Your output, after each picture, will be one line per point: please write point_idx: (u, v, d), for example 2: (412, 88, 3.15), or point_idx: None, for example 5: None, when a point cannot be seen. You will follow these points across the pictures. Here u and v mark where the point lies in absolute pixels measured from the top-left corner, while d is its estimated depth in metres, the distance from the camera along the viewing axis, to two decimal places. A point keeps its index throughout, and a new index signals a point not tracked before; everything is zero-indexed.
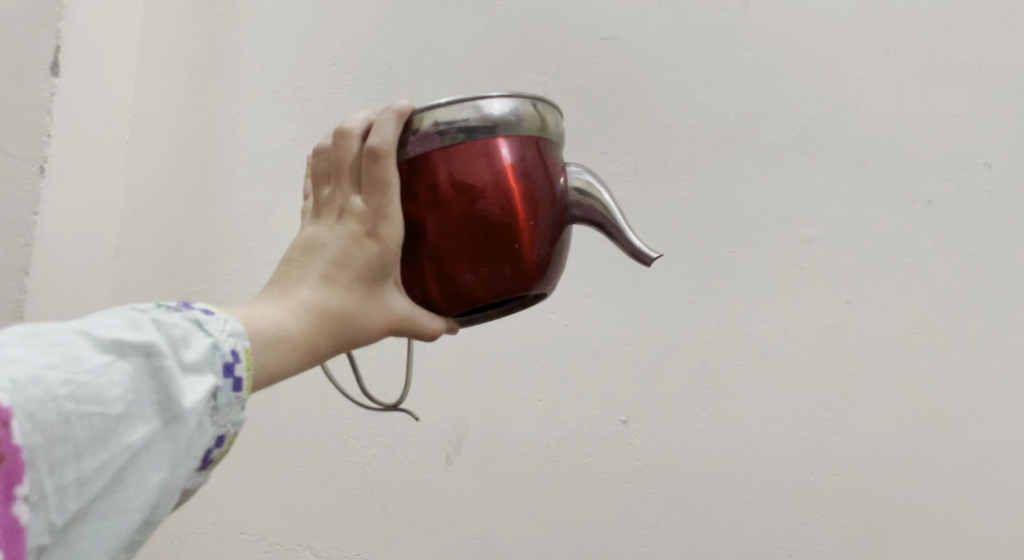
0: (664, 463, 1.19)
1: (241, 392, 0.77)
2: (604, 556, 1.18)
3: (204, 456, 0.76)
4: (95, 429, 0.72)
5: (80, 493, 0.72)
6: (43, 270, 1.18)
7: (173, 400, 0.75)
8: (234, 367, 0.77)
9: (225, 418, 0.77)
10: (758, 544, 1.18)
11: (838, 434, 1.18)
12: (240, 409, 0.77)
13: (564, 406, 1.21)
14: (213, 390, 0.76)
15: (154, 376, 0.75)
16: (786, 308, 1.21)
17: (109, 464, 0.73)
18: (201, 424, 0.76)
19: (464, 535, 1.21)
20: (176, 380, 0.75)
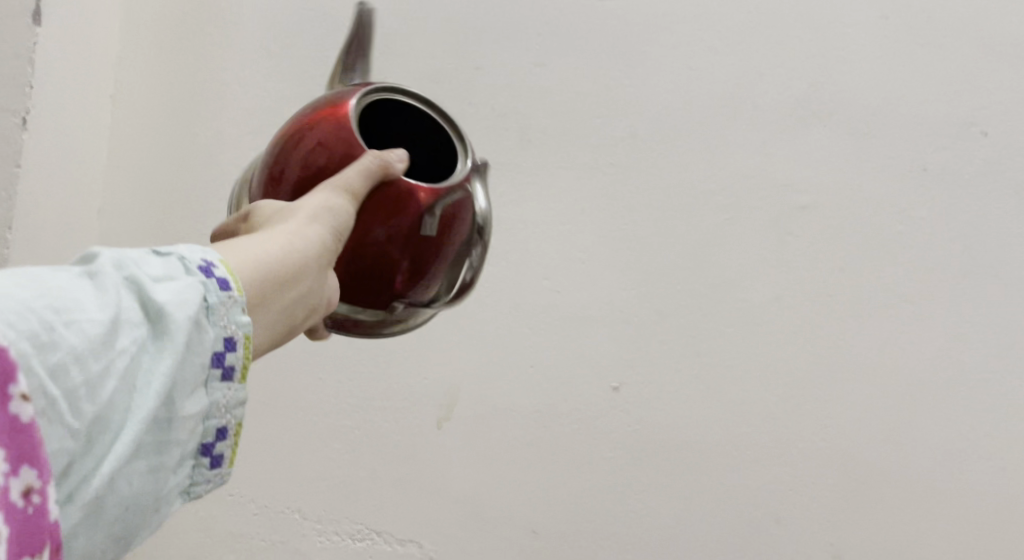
0: (654, 430, 1.19)
1: (233, 290, 0.69)
2: (592, 521, 1.19)
3: (216, 358, 0.68)
4: (86, 336, 0.63)
5: (89, 408, 0.62)
6: (25, 226, 1.16)
7: (156, 307, 0.65)
8: (213, 269, 0.69)
9: (225, 319, 0.68)
10: (747, 511, 1.18)
11: (828, 402, 1.18)
12: (239, 305, 0.69)
13: (554, 372, 1.20)
14: (201, 290, 0.67)
15: (131, 286, 0.66)
16: (778, 277, 1.20)
17: (110, 373, 0.63)
18: (201, 329, 0.67)
19: (452, 499, 1.20)
20: (151, 288, 0.66)
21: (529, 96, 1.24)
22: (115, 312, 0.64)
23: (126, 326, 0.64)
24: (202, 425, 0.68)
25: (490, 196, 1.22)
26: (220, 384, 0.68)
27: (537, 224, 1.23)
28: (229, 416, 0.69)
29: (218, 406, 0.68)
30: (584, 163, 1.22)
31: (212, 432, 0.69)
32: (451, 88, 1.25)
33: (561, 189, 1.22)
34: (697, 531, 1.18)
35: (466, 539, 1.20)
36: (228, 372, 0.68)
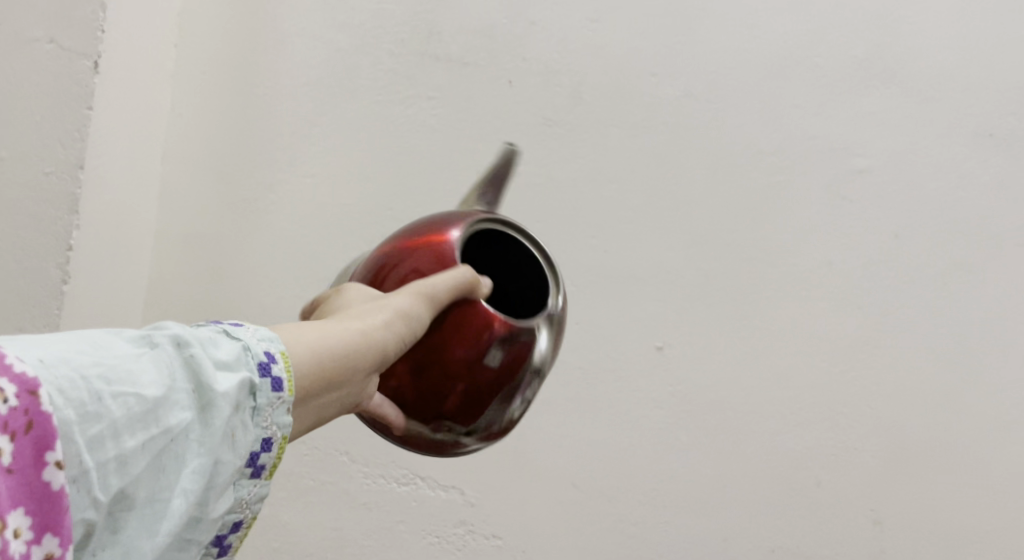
0: (697, 391, 1.20)
1: (283, 392, 0.69)
2: (633, 477, 1.20)
3: (251, 459, 0.68)
4: (132, 410, 0.64)
5: (114, 484, 0.63)
6: (95, 168, 1.19)
7: (211, 395, 0.66)
8: (275, 366, 0.69)
9: (269, 420, 0.69)
10: (787, 473, 1.19)
11: (874, 368, 1.18)
12: (284, 409, 0.69)
13: (599, 330, 1.22)
14: (252, 387, 0.68)
15: (190, 367, 0.67)
16: (831, 242, 1.19)
17: (147, 452, 0.64)
18: (244, 425, 0.68)
19: (496, 449, 1.22)
20: (211, 374, 0.67)
21: (584, 52, 1.23)
22: (168, 390, 0.65)
23: (176, 408, 0.66)
24: (223, 520, 0.68)
25: (541, 152, 1.23)
26: (249, 482, 0.68)
27: (588, 184, 1.22)
28: (250, 512, 0.69)
29: (242, 503, 0.68)
30: (636, 121, 1.22)
31: (229, 526, 0.68)
32: (505, 43, 1.25)
33: (612, 149, 1.22)
34: (735, 491, 1.19)
35: (507, 487, 1.22)
36: (257, 471, 0.69)
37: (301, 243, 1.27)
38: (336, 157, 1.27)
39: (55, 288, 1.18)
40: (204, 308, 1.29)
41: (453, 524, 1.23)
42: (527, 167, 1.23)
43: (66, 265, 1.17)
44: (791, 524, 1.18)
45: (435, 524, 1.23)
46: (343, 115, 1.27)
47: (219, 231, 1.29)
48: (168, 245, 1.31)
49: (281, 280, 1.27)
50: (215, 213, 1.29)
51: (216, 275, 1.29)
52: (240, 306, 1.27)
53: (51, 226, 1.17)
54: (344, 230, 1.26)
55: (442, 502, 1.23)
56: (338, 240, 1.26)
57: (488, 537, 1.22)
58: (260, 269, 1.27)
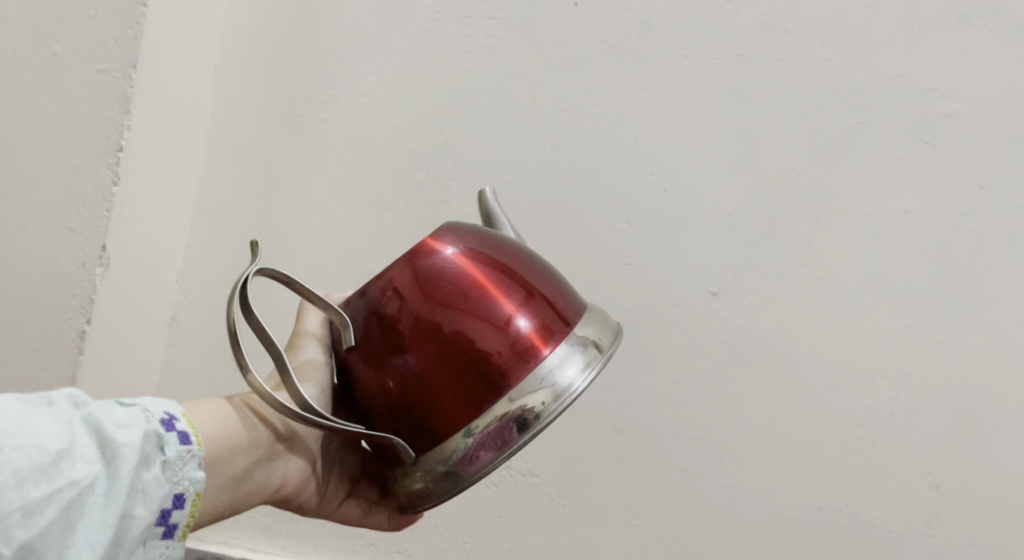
0: (753, 338, 1.14)
1: (191, 446, 0.82)
2: (679, 424, 1.15)
3: (164, 516, 0.80)
4: (35, 462, 0.76)
5: (25, 531, 0.75)
6: (149, 68, 1.15)
7: (111, 445, 0.79)
8: (175, 423, 0.83)
9: (178, 474, 0.81)
10: (843, 430, 1.13)
11: (944, 326, 1.12)
12: (192, 464, 0.82)
13: (654, 272, 1.16)
14: (159, 443, 0.81)
15: (89, 424, 0.79)
16: (910, 191, 1.13)
17: (54, 501, 0.76)
18: (155, 480, 0.80)
19: None
20: (112, 429, 0.79)
21: None
22: (73, 447, 0.78)
23: (83, 461, 0.78)
24: None
25: (606, 80, 1.17)
26: (162, 542, 0.80)
27: (653, 116, 1.16)
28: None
29: None
30: (708, 53, 1.16)
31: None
32: None
33: (680, 79, 1.16)
34: (786, 446, 1.14)
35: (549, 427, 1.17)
36: (171, 530, 0.81)
37: (353, 162, 1.22)
38: (392, 74, 1.22)
39: (105, 191, 1.13)
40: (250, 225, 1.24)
41: None
42: (588, 95, 1.18)
43: (116, 167, 1.13)
44: (842, 483, 1.13)
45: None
46: (402, 28, 1.22)
47: (269, 148, 1.24)
48: (221, 160, 1.25)
49: (329, 200, 1.22)
50: (268, 127, 1.24)
51: (264, 192, 1.24)
52: (286, 224, 1.23)
53: (102, 125, 1.13)
54: (395, 152, 1.21)
55: None
56: (388, 162, 1.21)
57: (524, 474, 1.17)
58: (305, 187, 1.23)
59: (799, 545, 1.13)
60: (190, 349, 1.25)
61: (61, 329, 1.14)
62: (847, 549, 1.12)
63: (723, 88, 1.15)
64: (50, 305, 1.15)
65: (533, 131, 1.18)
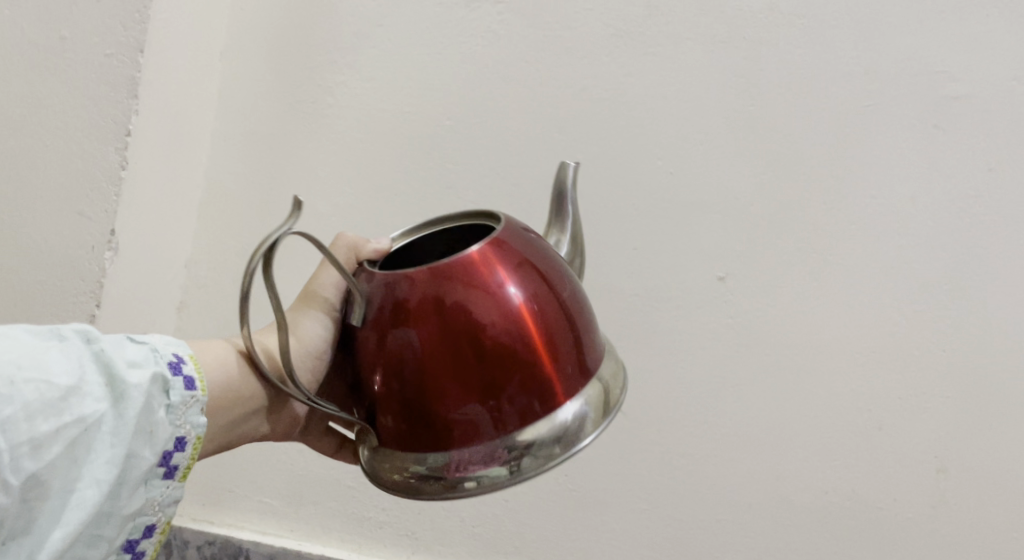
0: (759, 322, 1.14)
1: (195, 391, 0.84)
2: (686, 408, 1.15)
3: (166, 457, 0.82)
4: (45, 395, 0.77)
5: (32, 464, 0.76)
6: (155, 54, 1.15)
7: (120, 383, 0.80)
8: (182, 367, 0.84)
9: (181, 418, 0.82)
10: (850, 415, 1.13)
11: (953, 310, 1.12)
12: (196, 407, 0.83)
13: (660, 257, 1.16)
14: (165, 385, 0.82)
15: (97, 361, 0.80)
16: (918, 175, 1.13)
17: (63, 436, 0.77)
18: (160, 422, 0.81)
19: None
20: (122, 368, 0.80)
21: None
22: (83, 383, 0.79)
23: (90, 398, 0.79)
24: (134, 521, 0.81)
25: (614, 63, 1.17)
26: (162, 481, 0.82)
27: (660, 101, 1.16)
28: (161, 515, 0.82)
29: (154, 504, 0.81)
30: (716, 36, 1.15)
31: (139, 528, 0.81)
32: None
33: (687, 64, 1.16)
34: (793, 430, 1.14)
35: None
36: (171, 471, 0.82)
37: (359, 147, 1.22)
38: (399, 58, 1.22)
39: (113, 175, 1.14)
40: (257, 209, 1.24)
41: None
42: (595, 80, 1.17)
43: (125, 151, 1.13)
44: (849, 467, 1.13)
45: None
46: (409, 11, 1.22)
47: (275, 133, 1.24)
48: (228, 146, 1.25)
49: (336, 184, 1.22)
50: (275, 112, 1.24)
51: (270, 177, 1.24)
52: (294, 211, 1.23)
53: (109, 110, 1.14)
54: (403, 136, 1.21)
55: None
56: (396, 147, 1.21)
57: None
58: (312, 172, 1.23)
59: (805, 528, 1.13)
60: (199, 334, 1.25)
61: (71, 312, 1.15)
62: (854, 533, 1.13)
63: (731, 72, 1.15)
64: (59, 288, 1.15)
65: (540, 116, 1.18)
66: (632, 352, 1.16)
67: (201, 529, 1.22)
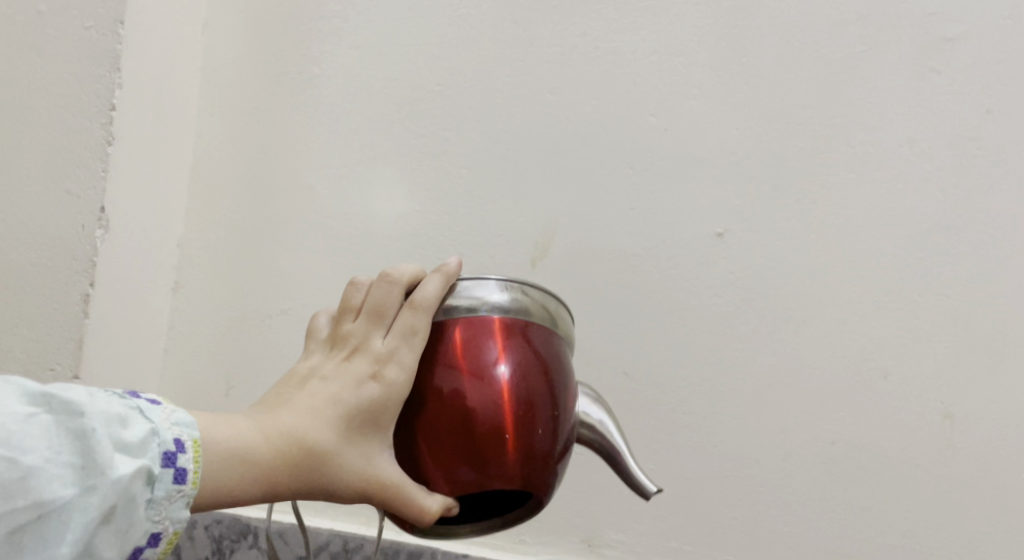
0: (760, 277, 1.13)
1: (183, 485, 0.79)
2: (690, 366, 1.14)
3: (135, 551, 0.77)
4: (5, 471, 0.73)
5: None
6: (137, 25, 1.13)
7: (99, 469, 0.75)
8: (176, 458, 0.79)
9: (162, 513, 0.78)
10: (854, 365, 1.12)
11: (952, 254, 1.11)
12: (179, 504, 0.78)
13: (658, 214, 1.15)
14: (150, 476, 0.77)
15: (79, 443, 0.76)
16: (913, 120, 1.12)
17: (15, 516, 0.74)
18: (135, 515, 0.77)
19: None
20: (105, 452, 0.76)
21: None
22: (53, 463, 0.75)
23: (59, 482, 0.75)
24: None
25: (604, 22, 1.17)
26: None
27: (652, 57, 1.16)
28: None
29: None
30: None
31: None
32: None
33: (676, 19, 1.16)
34: (797, 383, 1.13)
35: None
36: None
37: (348, 117, 1.20)
38: (387, 25, 1.21)
39: (99, 151, 1.11)
40: (246, 185, 1.21)
41: None
42: (584, 38, 1.17)
43: (110, 126, 1.11)
44: (854, 416, 1.12)
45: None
46: None
47: (262, 107, 1.22)
48: (215, 122, 1.23)
49: (327, 154, 1.20)
50: (262, 86, 1.22)
51: (259, 152, 1.21)
52: (286, 182, 1.20)
53: (92, 84, 1.11)
54: (393, 103, 1.20)
55: None
56: (386, 115, 1.19)
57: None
58: (301, 144, 1.20)
59: (814, 482, 1.12)
60: (190, 319, 1.20)
61: (62, 294, 1.11)
62: (862, 484, 1.11)
63: (720, 25, 1.15)
64: (49, 268, 1.12)
65: (531, 77, 1.18)
66: (633, 311, 1.14)
67: (209, 508, 1.20)
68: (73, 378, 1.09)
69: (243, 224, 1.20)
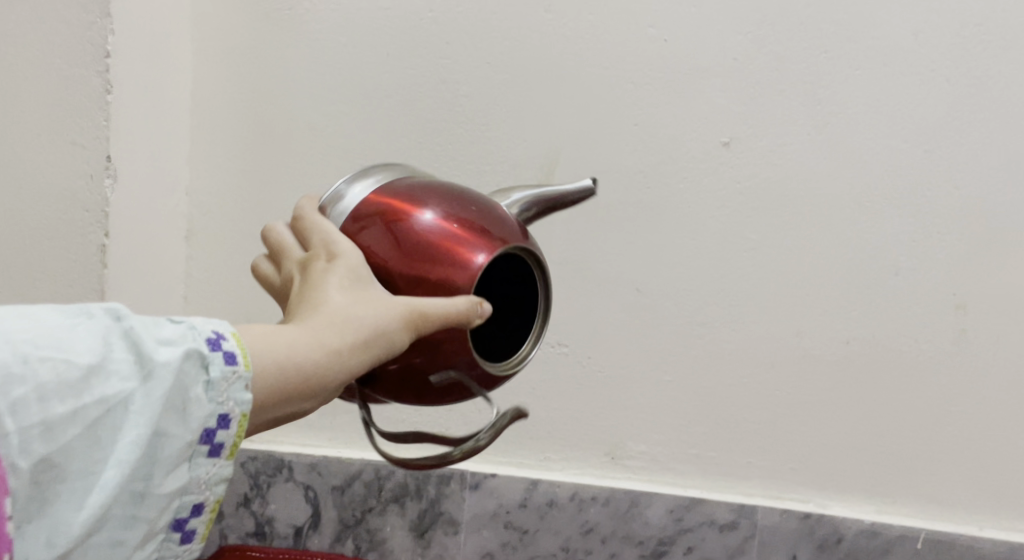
0: (769, 182, 1.13)
1: (237, 365, 0.71)
2: (704, 275, 1.15)
3: (208, 439, 0.70)
4: (59, 373, 0.66)
5: (42, 446, 0.65)
6: None
7: (148, 359, 0.68)
8: (223, 340, 0.71)
9: (224, 394, 0.70)
10: (866, 263, 1.13)
11: (963, 144, 1.11)
12: (240, 384, 0.70)
13: (663, 128, 1.14)
14: (204, 361, 0.70)
15: (123, 337, 0.69)
16: (917, 10, 1.10)
17: (79, 417, 0.66)
18: (197, 399, 0.69)
19: (555, 259, 1.16)
20: (149, 342, 0.68)
21: None
22: (103, 361, 0.67)
23: (115, 377, 0.67)
24: (178, 502, 0.70)
25: None
26: (206, 460, 0.70)
27: None
28: (208, 494, 0.70)
29: (199, 483, 0.70)
30: None
31: (187, 508, 0.70)
32: None
33: None
34: (809, 285, 1.14)
35: (573, 298, 1.16)
36: (216, 450, 0.70)
37: (344, 50, 1.18)
38: None
39: (99, 100, 1.10)
40: (248, 127, 1.20)
41: None
42: None
43: (107, 74, 1.10)
44: (868, 315, 1.14)
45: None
46: None
47: (256, 45, 1.19)
48: (210, 63, 1.20)
49: (326, 88, 1.18)
50: (253, 23, 1.19)
51: (258, 91, 1.19)
52: (287, 121, 1.19)
53: (86, 34, 1.10)
54: (388, 30, 1.17)
55: None
56: (382, 44, 1.17)
57: (553, 346, 1.17)
58: (298, 80, 1.19)
59: (829, 381, 1.14)
60: (208, 263, 1.21)
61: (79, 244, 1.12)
62: (878, 378, 1.14)
63: None
64: (64, 222, 1.12)
65: None
66: (643, 227, 1.15)
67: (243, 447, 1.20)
68: None
69: (249, 167, 1.20)
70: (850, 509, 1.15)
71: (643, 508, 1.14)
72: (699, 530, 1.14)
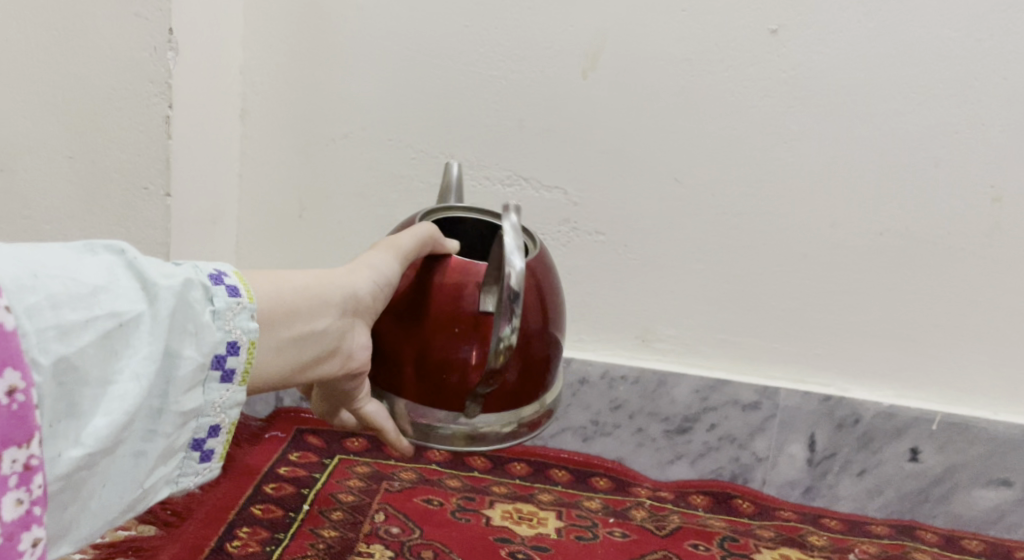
0: (814, 73, 1.13)
1: (240, 297, 0.73)
2: (743, 166, 1.17)
3: (218, 364, 0.71)
4: (69, 287, 0.65)
5: (59, 348, 0.64)
6: None
7: (153, 284, 0.69)
8: (222, 277, 0.73)
9: (230, 323, 0.72)
10: (904, 156, 1.14)
11: (1015, 34, 1.10)
12: (243, 312, 0.73)
13: (711, 14, 1.14)
14: (207, 292, 0.71)
15: (130, 266, 0.69)
16: None
17: (95, 326, 0.66)
18: (207, 324, 0.71)
19: (597, 148, 1.19)
20: (152, 270, 0.69)
21: None
22: (112, 284, 0.67)
23: (125, 298, 0.68)
24: (196, 422, 0.71)
25: None
26: (220, 385, 0.72)
27: None
28: (225, 416, 0.72)
29: (215, 406, 0.72)
30: None
31: (204, 429, 0.72)
32: None
33: None
34: (846, 177, 1.15)
35: (612, 188, 1.19)
36: (228, 375, 0.72)
37: None
38: None
39: None
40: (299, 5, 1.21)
41: (557, 224, 1.21)
42: None
43: None
44: (903, 208, 1.15)
45: (539, 222, 1.22)
46: None
47: None
48: None
49: None
50: None
51: None
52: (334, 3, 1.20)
53: None
54: None
55: (545, 203, 1.21)
56: None
57: (591, 234, 1.21)
58: None
59: (859, 270, 1.18)
60: (262, 141, 1.25)
61: (146, 116, 1.13)
62: (909, 269, 1.17)
63: None
64: (129, 92, 1.12)
65: None
66: (686, 115, 1.16)
67: None
68: (166, 196, 1.14)
69: (301, 46, 1.22)
70: (870, 393, 1.20)
71: (670, 388, 1.22)
72: (722, 408, 1.22)
